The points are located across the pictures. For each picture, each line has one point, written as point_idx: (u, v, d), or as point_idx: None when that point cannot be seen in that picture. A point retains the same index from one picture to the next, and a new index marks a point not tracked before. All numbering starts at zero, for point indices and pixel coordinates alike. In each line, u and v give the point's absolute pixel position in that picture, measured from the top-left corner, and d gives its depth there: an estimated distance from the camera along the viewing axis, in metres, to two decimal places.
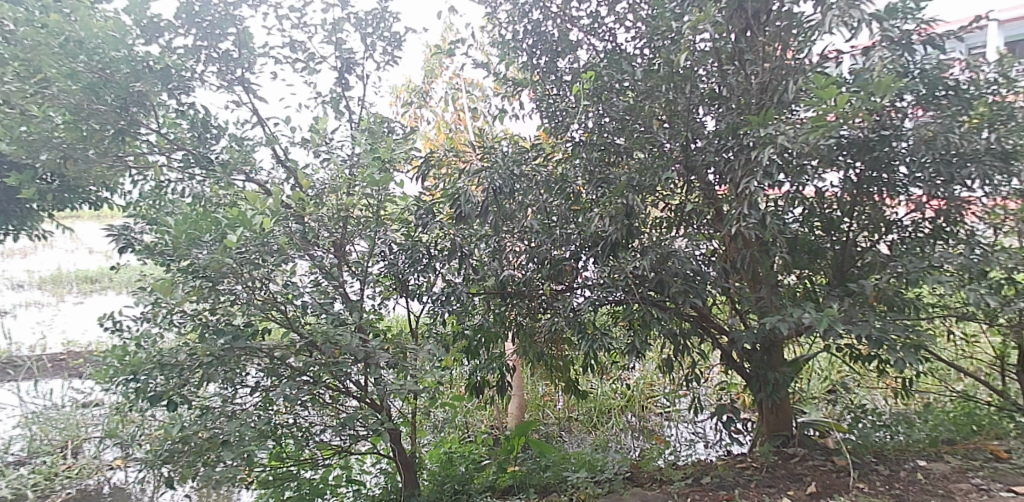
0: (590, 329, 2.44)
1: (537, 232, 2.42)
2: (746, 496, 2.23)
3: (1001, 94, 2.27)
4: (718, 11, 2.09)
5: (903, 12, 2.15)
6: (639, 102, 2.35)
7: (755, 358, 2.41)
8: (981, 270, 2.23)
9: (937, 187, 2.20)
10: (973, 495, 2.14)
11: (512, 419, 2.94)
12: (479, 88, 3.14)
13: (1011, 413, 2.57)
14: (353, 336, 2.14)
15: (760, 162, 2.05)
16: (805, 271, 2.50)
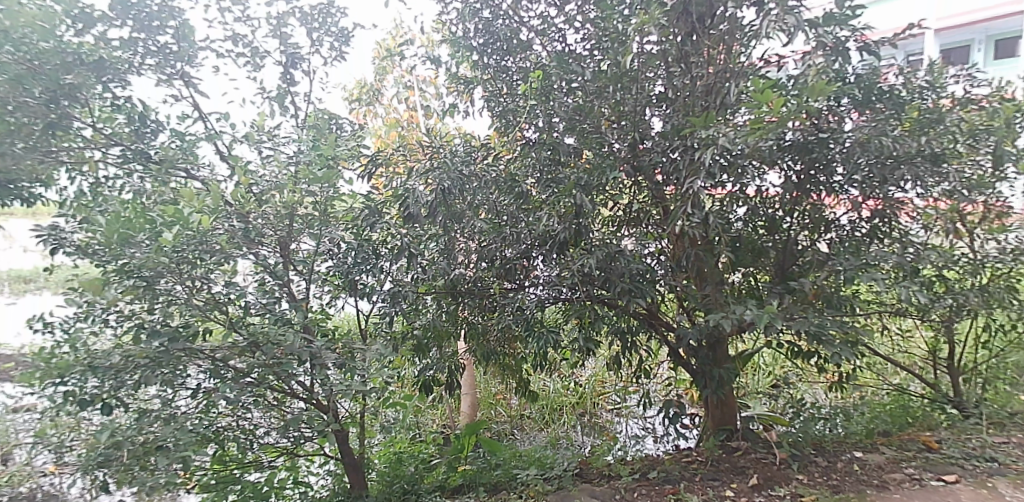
0: (538, 327, 2.47)
1: (486, 232, 2.44)
2: (690, 489, 2.28)
3: (933, 99, 2.36)
4: (663, 14, 2.13)
5: (840, 20, 2.17)
6: (589, 103, 2.41)
7: (701, 355, 2.45)
8: (914, 268, 2.29)
9: (872, 188, 2.25)
10: (905, 484, 2.24)
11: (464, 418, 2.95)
12: (432, 87, 3.08)
13: (942, 405, 2.75)
14: (297, 337, 2.11)
15: (703, 162, 2.10)
16: (749, 269, 2.58)
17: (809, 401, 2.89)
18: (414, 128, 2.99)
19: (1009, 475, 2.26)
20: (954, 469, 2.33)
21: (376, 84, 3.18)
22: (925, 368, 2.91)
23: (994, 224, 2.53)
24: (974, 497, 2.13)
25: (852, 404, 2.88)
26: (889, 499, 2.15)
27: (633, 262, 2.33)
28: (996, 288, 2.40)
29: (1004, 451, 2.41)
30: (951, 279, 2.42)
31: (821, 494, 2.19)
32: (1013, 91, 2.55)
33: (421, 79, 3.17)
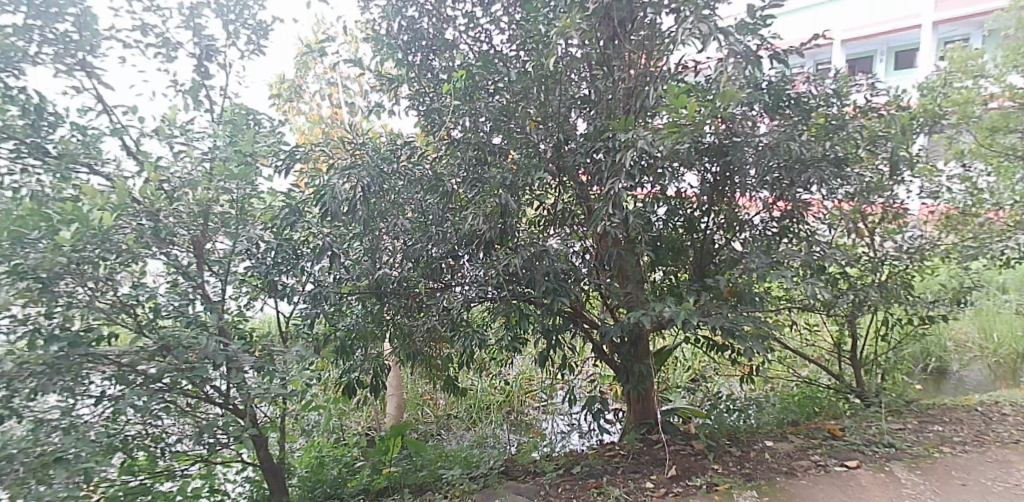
0: (464, 327, 2.48)
1: (410, 231, 2.41)
2: (612, 483, 2.33)
3: (838, 106, 2.49)
4: (585, 19, 2.19)
5: (751, 29, 2.27)
6: (514, 103, 2.42)
7: (623, 351, 2.51)
8: (820, 266, 2.40)
9: (782, 190, 2.35)
10: (811, 471, 2.36)
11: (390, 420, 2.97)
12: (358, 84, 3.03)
13: (846, 395, 2.94)
14: (212, 340, 2.03)
15: (623, 163, 2.16)
16: (670, 267, 2.68)
17: (725, 393, 3.01)
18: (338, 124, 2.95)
19: (903, 458, 2.43)
20: (856, 454, 2.47)
21: (297, 79, 3.08)
22: (831, 360, 3.10)
23: (891, 225, 2.73)
24: (872, 481, 2.27)
25: (765, 395, 3.02)
26: (795, 486, 2.26)
27: (557, 261, 2.37)
28: (893, 284, 2.57)
29: (900, 437, 2.60)
30: (854, 276, 2.56)
31: (734, 483, 2.29)
32: (906, 101, 2.74)
33: (345, 76, 3.13)
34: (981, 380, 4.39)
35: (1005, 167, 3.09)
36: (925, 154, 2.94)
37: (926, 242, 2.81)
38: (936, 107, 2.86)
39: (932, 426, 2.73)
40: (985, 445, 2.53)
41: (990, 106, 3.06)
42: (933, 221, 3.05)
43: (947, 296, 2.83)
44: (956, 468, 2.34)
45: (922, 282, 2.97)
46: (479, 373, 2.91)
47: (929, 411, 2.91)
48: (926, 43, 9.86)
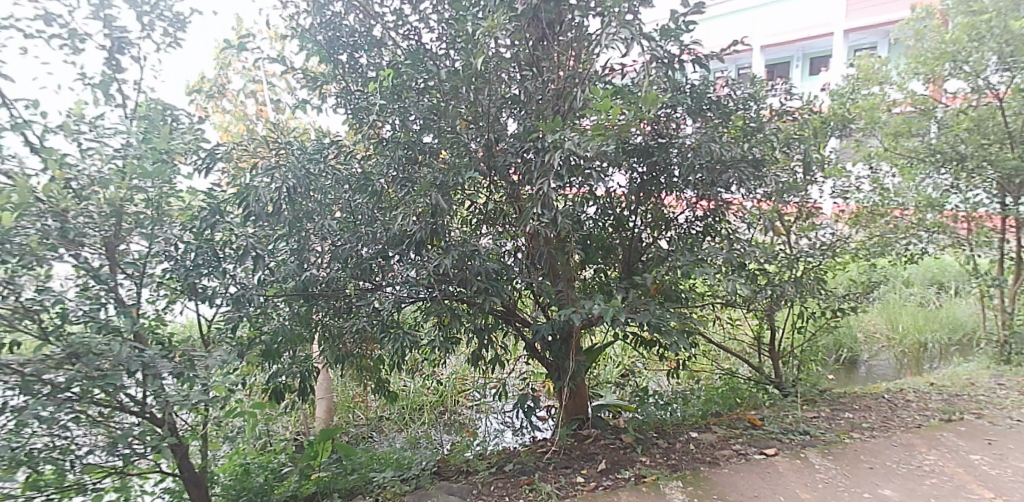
0: (393, 328, 2.49)
1: (339, 232, 2.42)
2: (543, 479, 2.35)
3: (755, 110, 2.60)
4: (511, 19, 2.26)
5: (673, 35, 2.33)
6: (444, 102, 2.39)
7: (554, 349, 2.54)
8: (741, 263, 2.47)
9: (704, 190, 2.45)
10: (732, 459, 2.46)
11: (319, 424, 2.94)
12: (283, 81, 2.95)
13: (765, 386, 3.08)
14: (126, 346, 1.92)
15: (552, 164, 2.19)
16: (600, 265, 2.72)
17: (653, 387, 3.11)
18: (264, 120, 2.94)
19: (818, 445, 2.56)
20: (774, 443, 2.59)
21: (220, 76, 3.00)
22: (752, 353, 3.25)
23: (805, 224, 2.89)
24: (788, 468, 2.38)
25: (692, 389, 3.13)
26: (717, 475, 2.35)
27: (488, 261, 2.38)
28: (807, 279, 2.70)
29: (814, 425, 2.74)
30: (772, 272, 2.67)
31: (660, 474, 2.36)
32: (818, 106, 2.88)
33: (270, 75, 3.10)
34: (887, 370, 4.76)
35: (908, 168, 4.00)
36: (837, 156, 3.11)
37: (838, 239, 2.98)
38: (845, 111, 3.03)
39: (843, 414, 2.89)
40: (890, 430, 2.70)
41: (894, 111, 4.02)
42: (845, 218, 3.26)
43: (856, 290, 3.01)
44: (865, 452, 2.49)
45: (836, 278, 3.14)
46: (412, 374, 2.90)
47: (840, 399, 3.09)
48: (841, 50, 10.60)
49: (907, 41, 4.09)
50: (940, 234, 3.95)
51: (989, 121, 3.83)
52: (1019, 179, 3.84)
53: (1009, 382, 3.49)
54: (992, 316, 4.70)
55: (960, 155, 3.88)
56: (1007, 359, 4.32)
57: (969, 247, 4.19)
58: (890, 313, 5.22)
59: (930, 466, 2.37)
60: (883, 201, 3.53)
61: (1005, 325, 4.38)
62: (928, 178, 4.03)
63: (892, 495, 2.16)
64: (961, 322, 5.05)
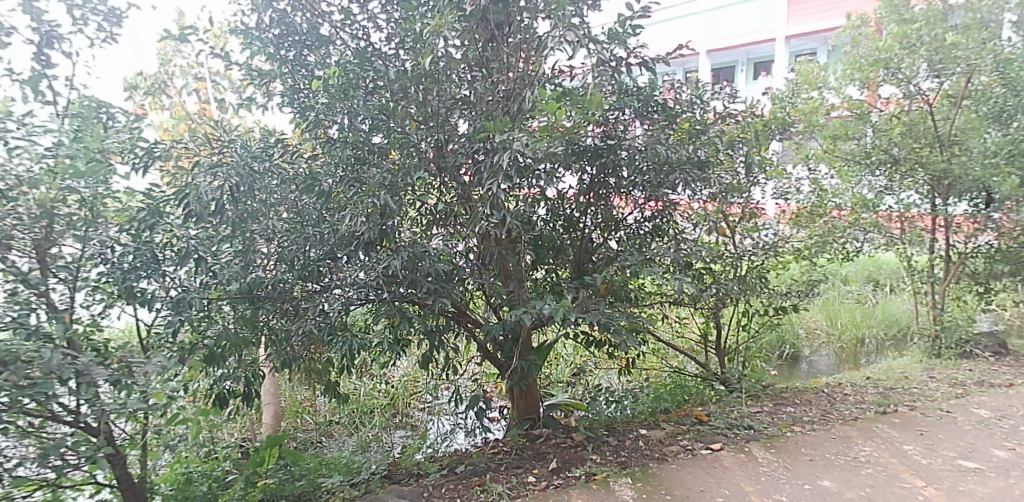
0: (341, 331, 2.43)
1: (285, 232, 2.37)
2: (495, 480, 2.36)
3: (699, 114, 2.67)
4: (459, 19, 2.29)
5: (621, 37, 2.38)
6: (393, 102, 2.42)
7: (505, 349, 2.56)
8: (687, 262, 2.53)
9: (651, 191, 2.50)
10: (680, 455, 2.51)
11: (266, 430, 2.89)
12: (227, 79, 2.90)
13: (712, 382, 3.17)
14: (58, 352, 1.81)
15: (501, 165, 2.20)
16: (551, 265, 2.74)
17: (603, 386, 3.16)
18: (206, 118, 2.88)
19: (761, 439, 2.63)
20: (720, 438, 2.65)
21: (160, 74, 2.93)
22: (699, 351, 3.33)
23: (749, 224, 2.97)
24: (733, 462, 2.44)
25: (641, 386, 3.19)
26: (665, 471, 2.39)
27: (438, 261, 2.37)
28: (751, 278, 2.78)
29: (757, 419, 2.83)
30: (718, 271, 2.73)
31: (610, 471, 2.39)
32: (761, 109, 2.96)
33: (214, 72, 3.05)
34: (828, 364, 4.89)
35: (846, 170, 4.13)
36: (778, 159, 3.22)
37: (779, 239, 3.08)
38: (785, 115, 3.14)
39: (785, 408, 2.99)
40: (830, 423, 2.80)
41: (832, 116, 4.19)
42: (786, 219, 3.37)
43: (797, 288, 3.13)
44: (805, 445, 2.57)
45: (780, 277, 3.23)
46: (361, 377, 2.87)
47: (782, 394, 3.20)
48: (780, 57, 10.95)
49: (843, 48, 4.35)
50: (874, 232, 4.13)
51: (917, 126, 4.12)
52: (946, 181, 4.02)
53: (939, 375, 3.66)
54: (925, 311, 4.93)
55: (894, 159, 4.08)
56: (938, 354, 4.56)
57: (906, 246, 4.35)
58: (830, 309, 5.41)
59: (866, 457, 2.46)
60: (820, 201, 3.62)
61: (935, 321, 4.60)
62: (863, 179, 4.21)
63: (830, 486, 2.24)
64: (897, 318, 5.30)
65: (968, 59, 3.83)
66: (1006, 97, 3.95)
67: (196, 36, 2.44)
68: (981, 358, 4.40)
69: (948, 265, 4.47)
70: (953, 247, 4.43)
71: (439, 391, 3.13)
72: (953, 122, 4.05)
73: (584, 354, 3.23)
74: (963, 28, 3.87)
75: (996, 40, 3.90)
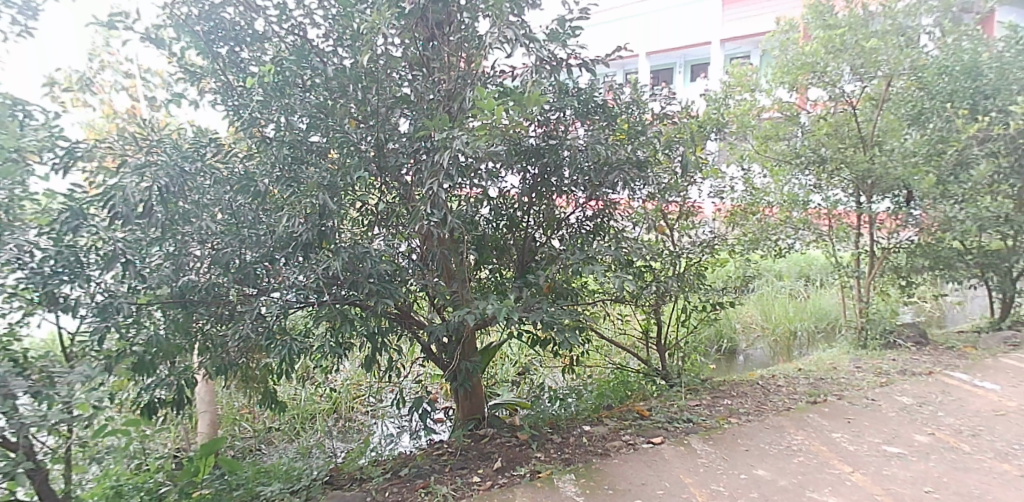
0: (279, 335, 2.35)
1: (219, 233, 2.30)
2: (439, 481, 2.34)
3: (636, 113, 2.74)
4: (398, 17, 2.33)
5: (560, 38, 2.41)
6: (333, 101, 2.39)
7: (448, 349, 2.56)
8: (628, 260, 2.58)
9: (592, 191, 2.56)
10: (622, 449, 2.56)
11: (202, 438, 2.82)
12: (157, 77, 2.79)
13: (653, 377, 3.26)
14: None
15: (442, 164, 2.18)
16: (494, 265, 2.75)
17: (548, 384, 3.20)
18: (134, 117, 2.77)
19: (699, 431, 2.71)
20: (660, 431, 2.72)
21: (88, 72, 2.84)
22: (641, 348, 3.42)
23: (686, 222, 3.08)
24: (674, 455, 2.50)
25: (585, 383, 3.25)
26: (607, 466, 2.42)
27: (380, 262, 2.35)
28: (688, 275, 2.89)
29: (697, 413, 2.91)
30: (657, 268, 2.82)
31: (554, 468, 2.41)
32: (695, 110, 3.08)
33: (146, 68, 2.94)
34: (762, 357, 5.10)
35: (777, 169, 4.27)
36: (713, 158, 3.34)
37: (716, 237, 3.19)
38: (719, 115, 3.28)
39: (723, 401, 3.10)
40: (764, 414, 2.91)
41: (764, 116, 4.39)
42: (722, 217, 3.51)
43: (733, 284, 3.26)
44: (741, 436, 2.66)
45: (718, 274, 3.36)
46: (301, 382, 2.83)
47: (719, 387, 3.32)
48: (716, 57, 11.07)
49: (771, 52, 4.51)
50: (804, 230, 4.42)
51: (844, 127, 4.31)
52: (870, 179, 4.16)
53: (865, 364, 3.84)
54: (851, 304, 5.15)
55: (822, 158, 4.22)
56: (865, 344, 4.70)
57: (832, 243, 4.58)
58: (764, 305, 5.64)
59: (798, 446, 2.55)
60: (754, 199, 3.76)
61: (861, 313, 4.75)
62: (793, 178, 4.35)
63: (764, 475, 2.31)
64: (826, 310, 5.61)
65: (887, 64, 4.03)
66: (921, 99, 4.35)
67: (126, 23, 2.39)
68: (904, 348, 4.57)
69: (873, 260, 4.71)
70: (877, 243, 4.68)
71: (382, 393, 3.17)
72: (874, 124, 4.27)
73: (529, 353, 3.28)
74: (882, 33, 4.04)
75: (911, 46, 4.15)
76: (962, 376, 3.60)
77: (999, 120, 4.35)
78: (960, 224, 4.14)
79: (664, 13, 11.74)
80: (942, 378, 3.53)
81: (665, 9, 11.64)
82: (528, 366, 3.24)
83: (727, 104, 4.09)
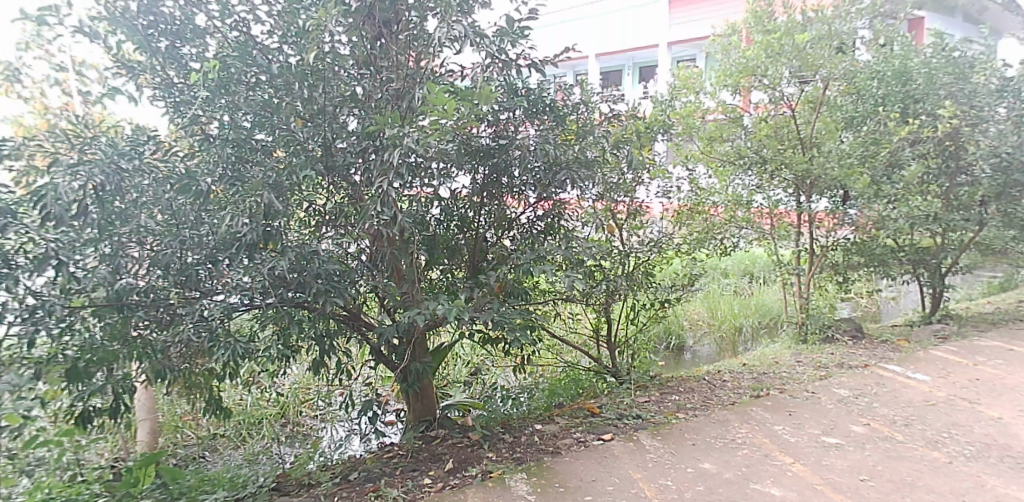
0: (224, 337, 2.28)
1: (158, 233, 2.23)
2: (389, 484, 2.32)
3: (583, 114, 2.79)
4: (346, 15, 2.31)
5: (512, 35, 2.42)
6: (277, 99, 2.35)
7: (399, 351, 2.55)
8: (577, 259, 2.63)
9: (542, 191, 2.60)
10: (573, 447, 2.59)
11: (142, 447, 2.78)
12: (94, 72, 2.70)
13: (604, 375, 3.33)
14: None
15: (391, 162, 2.16)
16: (446, 266, 2.74)
17: (500, 385, 3.24)
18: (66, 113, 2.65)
19: (648, 427, 2.77)
20: (610, 428, 2.76)
21: (15, 61, 2.70)
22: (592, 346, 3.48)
23: (634, 222, 3.16)
24: (623, 451, 2.54)
25: (536, 383, 3.29)
26: (558, 464, 2.45)
27: (328, 262, 2.33)
28: (636, 274, 2.97)
29: (645, 409, 2.98)
30: (606, 267, 2.89)
31: (505, 468, 2.42)
32: (642, 112, 3.16)
33: (81, 61, 2.81)
34: (709, 353, 5.25)
35: (720, 170, 4.38)
36: (662, 159, 3.43)
37: (664, 235, 3.29)
38: (664, 117, 3.39)
39: (671, 397, 3.17)
40: (710, 408, 3.00)
41: (708, 118, 4.50)
42: (669, 216, 3.60)
43: (680, 282, 3.36)
44: (688, 431, 2.72)
45: (666, 272, 3.45)
46: (246, 387, 2.77)
47: (667, 383, 3.41)
48: (665, 61, 11.20)
49: (715, 55, 4.71)
50: (747, 228, 4.53)
51: (783, 129, 4.42)
52: (808, 179, 4.28)
53: (805, 358, 3.99)
54: (792, 301, 5.35)
55: (763, 159, 4.33)
56: (805, 339, 4.86)
57: (773, 240, 4.74)
58: (710, 303, 5.80)
59: (743, 439, 2.63)
60: (698, 200, 4.06)
61: (802, 309, 4.90)
62: (737, 180, 4.49)
63: (710, 468, 2.37)
64: (769, 307, 5.81)
65: (826, 67, 4.27)
66: (854, 104, 4.64)
67: (57, 17, 2.30)
68: (841, 342, 4.70)
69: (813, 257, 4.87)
70: (817, 241, 4.83)
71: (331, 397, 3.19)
72: (812, 126, 4.41)
73: (482, 353, 3.31)
74: (818, 37, 4.24)
75: (845, 51, 4.36)
76: (896, 368, 3.77)
77: (928, 123, 4.64)
78: (894, 222, 4.38)
79: (621, 14, 11.89)
80: (877, 371, 3.69)
81: (622, 11, 11.77)
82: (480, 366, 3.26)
83: (672, 105, 4.26)
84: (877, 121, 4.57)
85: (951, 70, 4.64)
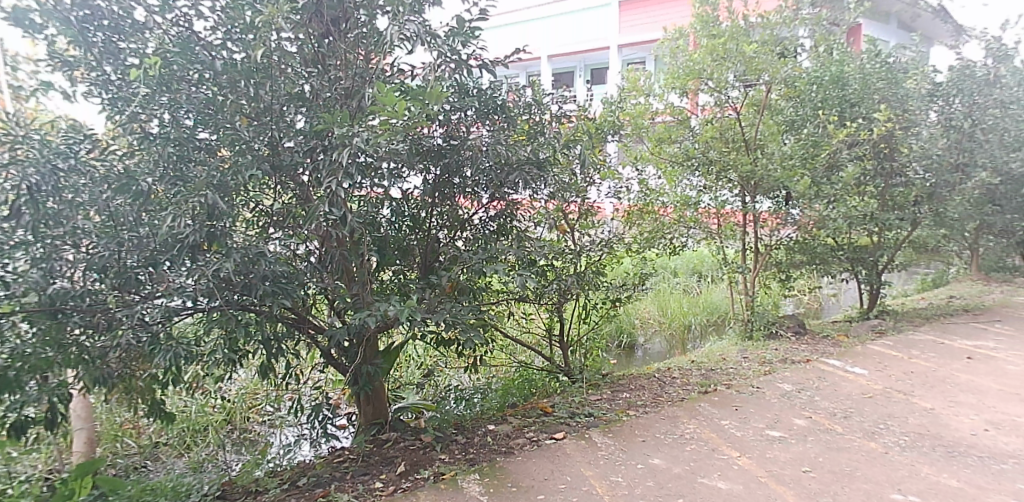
0: (165, 341, 2.24)
1: (93, 234, 2.10)
2: (339, 489, 2.28)
3: (533, 115, 2.82)
4: (294, 12, 2.25)
5: (462, 35, 2.42)
6: (220, 96, 2.26)
7: (349, 354, 2.52)
8: (529, 260, 2.66)
9: (494, 191, 2.63)
10: (525, 447, 2.60)
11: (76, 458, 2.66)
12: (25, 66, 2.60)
13: (556, 374, 3.39)
14: None
15: (340, 162, 2.12)
16: (398, 267, 2.71)
17: (454, 386, 3.25)
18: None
19: (600, 425, 2.81)
20: (562, 427, 2.79)
21: None
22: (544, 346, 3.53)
23: (585, 222, 3.22)
24: (574, 449, 2.57)
25: (489, 384, 3.32)
26: (511, 463, 2.45)
27: (275, 263, 2.28)
28: (587, 273, 3.02)
29: (598, 407, 3.03)
30: (558, 267, 2.93)
31: (457, 469, 2.41)
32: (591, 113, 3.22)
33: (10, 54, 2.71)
34: (659, 351, 5.35)
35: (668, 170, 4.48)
36: (611, 159, 3.49)
37: (614, 235, 3.38)
38: (613, 119, 3.45)
39: (622, 394, 3.23)
40: (660, 405, 3.06)
41: (657, 120, 4.58)
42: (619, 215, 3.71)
43: (632, 281, 3.42)
44: (640, 427, 2.77)
45: (617, 271, 3.53)
46: (190, 392, 2.68)
47: (619, 381, 3.47)
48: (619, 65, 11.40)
49: (665, 58, 4.81)
50: (695, 228, 4.68)
51: (729, 131, 4.55)
52: (753, 180, 4.43)
53: (751, 354, 4.10)
54: (738, 299, 5.50)
55: (709, 159, 4.47)
56: (751, 335, 5.00)
57: (720, 238, 4.92)
58: (661, 301, 5.92)
59: (691, 434, 2.69)
60: (648, 199, 4.29)
61: (748, 307, 5.06)
62: (684, 179, 4.57)
63: (660, 463, 2.42)
64: (716, 305, 5.97)
65: (768, 71, 4.37)
66: (796, 108, 4.85)
67: None
68: (784, 338, 4.89)
69: (757, 256, 5.01)
70: (761, 240, 4.99)
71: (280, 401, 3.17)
72: (755, 127, 4.54)
73: (435, 354, 3.30)
74: (761, 43, 4.44)
75: (787, 56, 4.53)
76: (836, 362, 3.92)
77: (865, 126, 4.85)
78: (832, 222, 4.47)
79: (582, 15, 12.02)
80: (818, 365, 3.82)
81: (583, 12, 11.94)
82: (433, 367, 3.26)
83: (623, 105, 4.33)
84: (818, 124, 4.75)
85: (885, 76, 4.89)
